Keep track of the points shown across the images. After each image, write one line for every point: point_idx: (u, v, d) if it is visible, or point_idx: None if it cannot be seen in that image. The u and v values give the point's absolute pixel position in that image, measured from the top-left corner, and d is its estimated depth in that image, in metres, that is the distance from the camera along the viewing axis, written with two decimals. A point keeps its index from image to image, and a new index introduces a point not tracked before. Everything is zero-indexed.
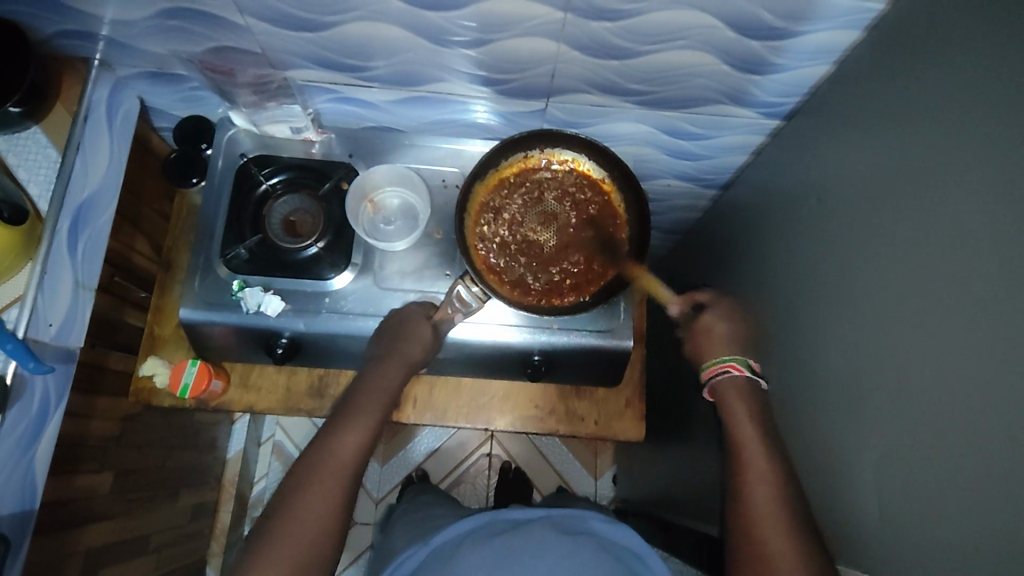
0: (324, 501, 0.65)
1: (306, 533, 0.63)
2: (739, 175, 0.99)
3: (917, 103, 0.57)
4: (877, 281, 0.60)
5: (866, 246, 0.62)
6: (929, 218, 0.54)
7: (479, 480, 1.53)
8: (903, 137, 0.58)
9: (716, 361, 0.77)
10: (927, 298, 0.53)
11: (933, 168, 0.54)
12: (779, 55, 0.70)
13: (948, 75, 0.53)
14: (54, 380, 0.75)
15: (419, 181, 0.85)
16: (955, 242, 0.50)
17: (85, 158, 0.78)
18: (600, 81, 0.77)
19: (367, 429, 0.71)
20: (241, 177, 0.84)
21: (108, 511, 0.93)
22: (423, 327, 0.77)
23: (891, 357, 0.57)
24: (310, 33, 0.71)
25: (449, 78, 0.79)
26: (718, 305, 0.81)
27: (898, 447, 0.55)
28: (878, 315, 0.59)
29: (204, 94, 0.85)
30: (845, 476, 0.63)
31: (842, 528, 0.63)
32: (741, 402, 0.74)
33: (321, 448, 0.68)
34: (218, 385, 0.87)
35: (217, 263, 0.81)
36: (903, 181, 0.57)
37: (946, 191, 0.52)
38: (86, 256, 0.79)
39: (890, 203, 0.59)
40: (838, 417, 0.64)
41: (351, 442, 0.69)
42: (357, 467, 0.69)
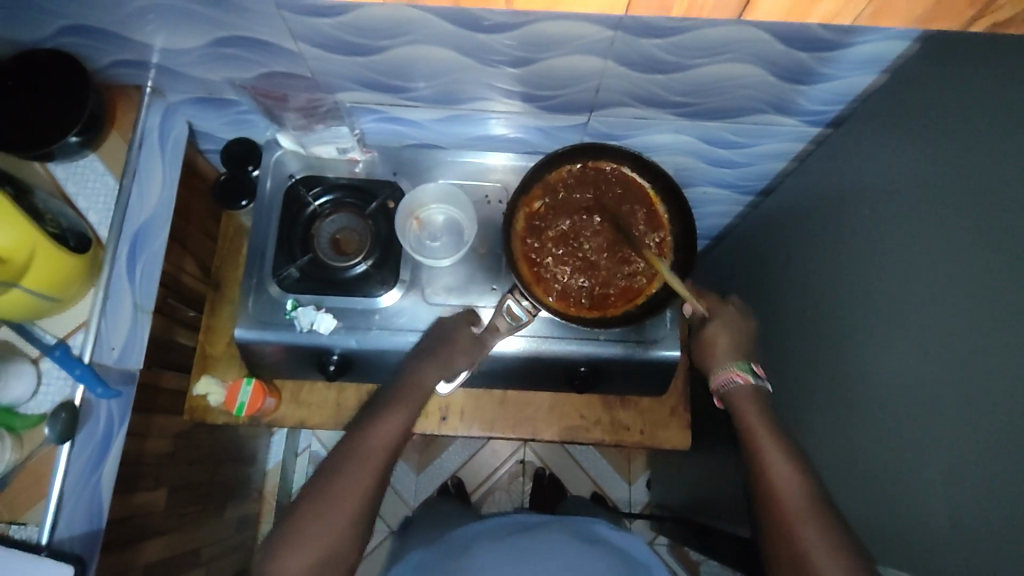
0: (353, 498, 0.67)
1: (333, 530, 0.65)
2: (778, 182, 0.99)
3: (968, 111, 0.57)
4: (925, 290, 0.60)
5: (911, 253, 0.62)
6: (980, 227, 0.54)
7: (513, 487, 1.53)
8: (950, 144, 0.58)
9: (726, 367, 0.75)
10: (980, 307, 0.53)
11: (984, 177, 0.54)
12: (827, 65, 0.70)
13: (1002, 85, 0.53)
14: (118, 404, 0.77)
15: (466, 200, 0.86)
16: (1010, 252, 0.51)
17: (140, 184, 0.79)
18: (644, 95, 0.78)
19: (401, 424, 0.72)
20: (290, 199, 0.86)
21: (163, 527, 0.95)
22: (465, 333, 0.79)
23: (942, 366, 0.57)
24: (361, 58, 0.72)
25: (493, 96, 0.80)
26: (722, 315, 0.77)
27: (954, 455, 0.55)
28: (928, 322, 0.59)
29: (252, 117, 0.87)
30: (895, 483, 0.63)
31: (895, 536, 0.63)
32: (762, 427, 0.70)
33: (355, 437, 0.70)
34: (271, 403, 0.89)
35: (269, 283, 0.83)
36: (951, 189, 0.57)
37: (998, 200, 0.52)
38: (144, 281, 0.81)
39: (937, 211, 0.59)
40: (887, 424, 0.64)
41: (385, 435, 0.71)
42: (388, 460, 0.70)
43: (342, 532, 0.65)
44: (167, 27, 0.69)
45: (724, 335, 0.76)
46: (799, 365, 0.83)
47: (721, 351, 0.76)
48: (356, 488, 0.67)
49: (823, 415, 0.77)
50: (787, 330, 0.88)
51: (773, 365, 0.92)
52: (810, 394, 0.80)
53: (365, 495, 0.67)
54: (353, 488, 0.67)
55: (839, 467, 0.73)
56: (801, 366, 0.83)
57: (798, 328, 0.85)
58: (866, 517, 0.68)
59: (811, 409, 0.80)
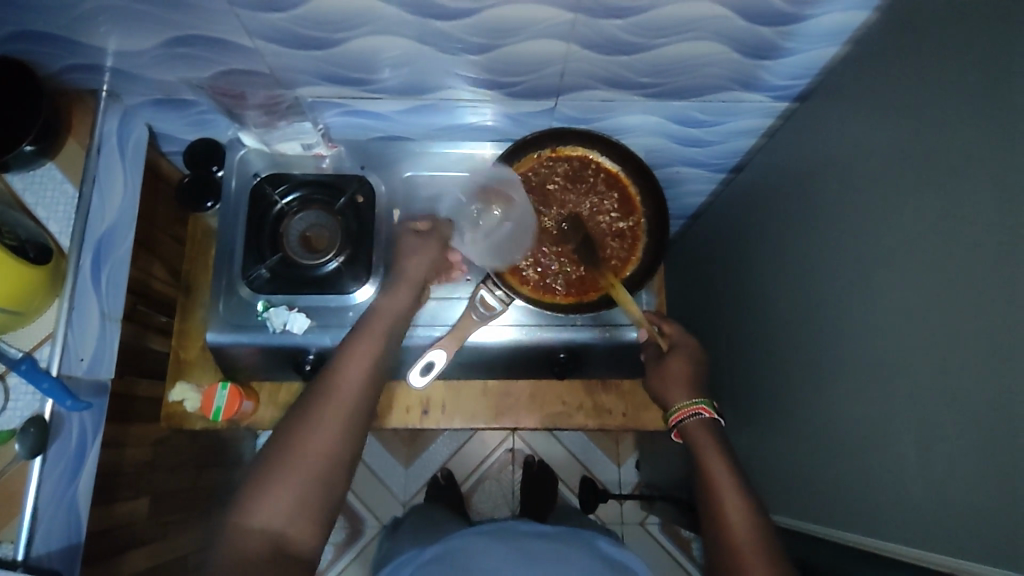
0: (330, 439, 0.61)
1: (301, 484, 0.58)
2: (749, 158, 0.99)
3: (923, 79, 0.57)
4: (886, 259, 0.60)
5: (875, 225, 0.62)
6: (933, 194, 0.54)
7: (503, 476, 1.54)
8: (910, 116, 0.58)
9: (681, 403, 0.78)
10: (936, 273, 0.53)
11: (936, 144, 0.54)
12: (789, 39, 0.70)
13: (950, 56, 0.53)
14: (90, 416, 0.76)
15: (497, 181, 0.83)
16: (962, 219, 0.51)
17: (100, 190, 0.77)
18: (610, 77, 0.77)
19: (371, 356, 0.67)
20: (256, 199, 0.84)
21: (145, 536, 0.94)
22: (431, 244, 0.78)
23: (905, 334, 0.57)
24: (319, 51, 0.70)
25: (458, 85, 0.79)
26: (682, 348, 0.81)
27: (917, 420, 0.56)
28: (894, 294, 0.59)
29: (214, 117, 0.85)
30: (866, 452, 0.63)
31: (868, 503, 0.64)
32: (716, 455, 0.72)
33: (327, 377, 0.65)
34: (249, 406, 0.88)
35: (239, 285, 0.82)
36: (906, 158, 0.58)
37: (949, 166, 0.52)
38: (110, 288, 0.80)
39: (895, 182, 0.59)
40: (859, 397, 0.64)
41: (355, 374, 0.65)
42: (361, 402, 0.65)
43: (311, 492, 0.58)
44: (115, 27, 0.67)
45: (677, 366, 0.80)
46: (775, 340, 0.84)
47: (676, 382, 0.80)
48: (328, 433, 0.61)
49: (797, 388, 0.78)
50: (762, 307, 0.88)
51: (750, 341, 0.92)
52: (787, 370, 0.80)
53: (342, 429, 0.62)
54: (316, 443, 0.60)
55: (816, 440, 0.73)
56: (776, 341, 0.83)
57: (772, 304, 0.85)
58: (843, 487, 0.68)
59: (786, 382, 0.80)
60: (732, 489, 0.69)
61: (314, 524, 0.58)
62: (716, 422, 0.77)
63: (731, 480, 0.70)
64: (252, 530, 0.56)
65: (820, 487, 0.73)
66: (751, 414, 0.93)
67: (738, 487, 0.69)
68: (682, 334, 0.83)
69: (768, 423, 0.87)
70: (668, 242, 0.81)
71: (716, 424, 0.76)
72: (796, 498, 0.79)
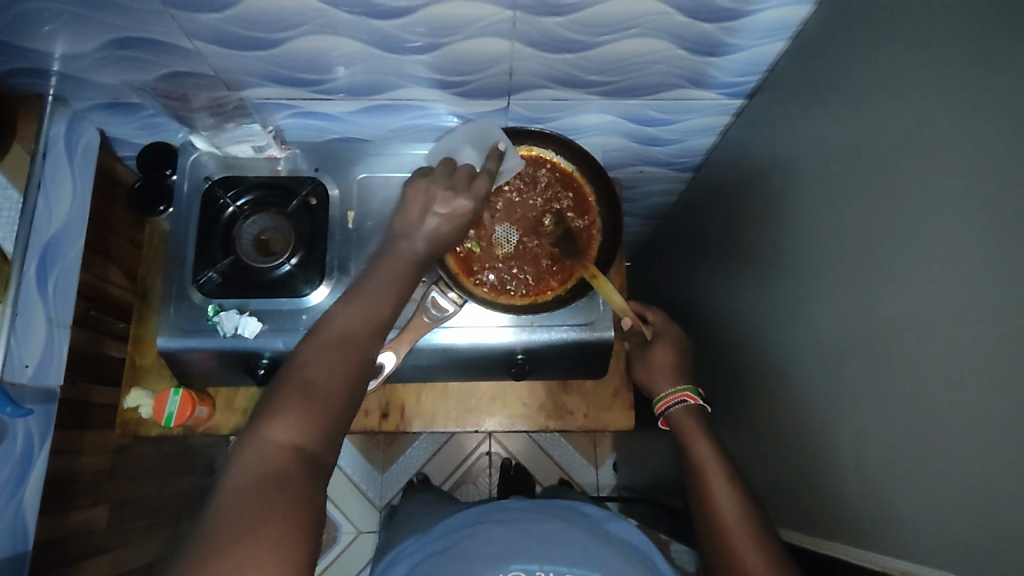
0: (338, 367, 0.58)
1: (316, 410, 0.55)
2: (708, 157, 0.99)
3: (876, 72, 0.57)
4: (857, 253, 0.60)
5: (842, 220, 0.62)
6: (896, 192, 0.54)
7: (480, 479, 1.53)
8: (868, 107, 0.58)
9: (667, 391, 0.79)
10: (903, 271, 0.53)
11: (897, 143, 0.54)
12: (734, 35, 0.70)
13: (908, 46, 0.53)
14: (36, 423, 0.75)
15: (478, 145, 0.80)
16: (925, 216, 0.51)
17: (47, 196, 0.77)
18: (559, 75, 0.76)
19: (382, 300, 0.64)
20: (207, 202, 0.83)
21: (105, 545, 0.92)
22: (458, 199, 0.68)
23: (875, 334, 0.57)
24: (262, 52, 0.70)
25: (408, 85, 0.79)
26: (665, 333, 0.84)
27: (893, 418, 0.55)
28: (865, 290, 0.58)
29: (164, 120, 0.84)
30: (836, 453, 0.63)
31: (842, 504, 0.63)
32: (698, 437, 0.74)
33: (328, 319, 0.62)
34: (204, 411, 0.87)
35: (190, 290, 0.81)
36: (869, 155, 0.58)
37: (910, 164, 0.52)
38: (58, 294, 0.79)
39: (860, 182, 0.59)
40: (834, 392, 0.63)
41: (356, 314, 0.62)
42: (368, 338, 0.62)
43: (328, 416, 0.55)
44: (55, 28, 0.66)
45: (662, 354, 0.82)
46: (749, 340, 0.84)
47: (661, 371, 0.82)
48: (333, 368, 0.58)
49: (769, 388, 0.77)
50: (735, 306, 0.88)
51: (726, 340, 0.92)
52: (758, 369, 0.81)
53: (352, 362, 0.60)
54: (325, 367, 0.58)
55: (786, 439, 0.73)
56: (750, 341, 0.83)
57: (744, 304, 0.85)
58: (816, 488, 0.68)
59: (759, 383, 0.80)
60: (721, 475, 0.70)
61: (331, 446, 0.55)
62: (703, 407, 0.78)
63: (714, 465, 0.71)
64: (272, 446, 0.52)
65: (792, 486, 0.73)
66: (726, 414, 0.92)
67: (723, 474, 0.70)
68: (664, 321, 0.86)
69: (741, 423, 0.86)
70: (622, 241, 0.80)
71: (700, 409, 0.78)
72: (768, 501, 0.79)
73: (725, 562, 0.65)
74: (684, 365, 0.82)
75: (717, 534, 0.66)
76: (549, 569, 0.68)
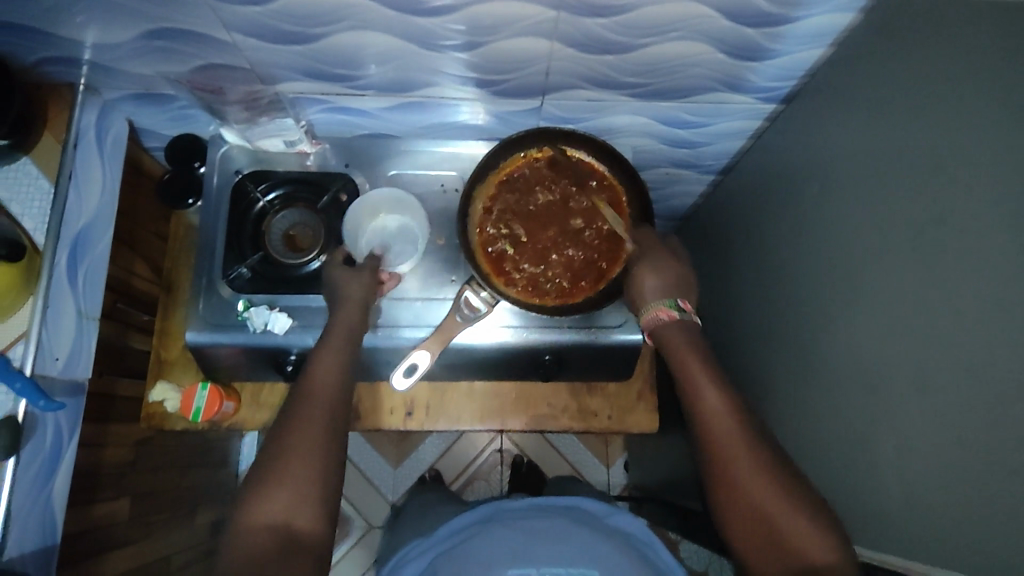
0: (311, 426, 0.63)
1: (296, 482, 0.60)
2: (737, 160, 0.98)
3: (926, 82, 0.56)
4: (894, 263, 0.59)
5: (880, 229, 0.61)
6: (942, 203, 0.54)
7: (492, 476, 1.53)
8: (914, 118, 0.57)
9: (654, 304, 0.75)
10: (946, 283, 0.53)
11: (946, 154, 0.54)
12: (775, 40, 0.70)
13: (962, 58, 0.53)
14: (66, 416, 0.75)
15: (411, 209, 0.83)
16: (973, 229, 0.51)
17: (77, 186, 0.76)
18: (595, 76, 0.76)
19: (339, 353, 0.70)
20: (238, 196, 0.83)
21: (129, 537, 0.92)
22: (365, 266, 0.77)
23: (910, 345, 0.57)
24: (300, 47, 0.69)
25: (441, 82, 0.78)
26: (648, 257, 0.77)
27: (927, 429, 0.55)
28: (903, 300, 0.58)
29: (195, 112, 0.83)
30: (866, 461, 0.63)
31: (870, 512, 0.63)
32: (683, 348, 0.71)
33: (302, 377, 0.68)
34: (231, 406, 0.87)
35: (219, 284, 0.80)
36: (914, 165, 0.57)
37: (964, 176, 0.52)
38: (87, 286, 0.78)
39: (902, 191, 0.59)
40: (863, 400, 0.63)
41: (326, 364, 0.69)
42: (339, 391, 0.68)
43: (311, 479, 0.60)
44: (91, 18, 0.65)
45: (648, 280, 0.76)
46: (773, 345, 0.84)
47: (645, 293, 0.76)
48: (312, 439, 0.63)
49: (795, 394, 0.77)
50: (757, 310, 0.88)
51: (749, 345, 0.92)
52: (782, 375, 0.81)
53: (324, 422, 0.64)
54: (300, 435, 0.62)
55: (807, 445, 0.74)
56: (773, 346, 0.83)
57: (769, 309, 0.85)
58: (842, 496, 0.68)
59: (783, 388, 0.80)
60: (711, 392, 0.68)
61: (316, 512, 0.60)
62: (692, 319, 0.75)
63: (704, 376, 0.69)
64: (259, 524, 0.57)
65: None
66: None
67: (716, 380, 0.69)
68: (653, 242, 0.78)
69: None
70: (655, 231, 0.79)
71: (687, 321, 0.74)
72: None
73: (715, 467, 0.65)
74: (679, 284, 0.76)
75: (707, 442, 0.66)
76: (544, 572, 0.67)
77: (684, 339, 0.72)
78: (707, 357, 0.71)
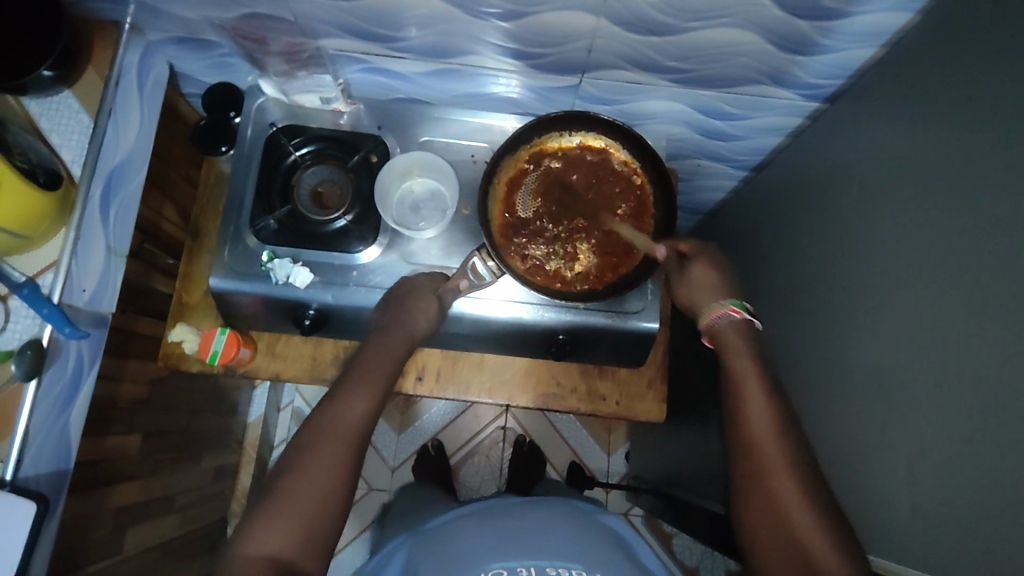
0: (323, 468, 0.64)
1: (289, 513, 0.62)
2: (771, 157, 0.97)
3: (980, 91, 0.55)
4: (929, 273, 0.58)
5: (916, 237, 0.60)
6: (984, 214, 0.53)
7: (493, 452, 1.55)
8: (965, 126, 0.56)
9: (714, 304, 0.73)
10: (981, 290, 0.52)
11: (993, 162, 0.52)
12: (827, 35, 0.68)
13: (1017, 68, 0.51)
14: (88, 346, 0.77)
15: (432, 159, 0.83)
16: (1014, 240, 0.49)
17: (116, 123, 0.77)
18: (638, 58, 0.75)
19: (375, 397, 0.71)
20: (270, 147, 0.83)
21: (137, 472, 0.95)
22: (427, 302, 0.77)
23: (936, 354, 0.56)
24: (345, 2, 0.69)
25: (482, 51, 0.77)
26: (702, 255, 0.76)
27: (942, 442, 0.55)
28: (933, 310, 0.57)
29: (234, 61, 0.84)
30: (878, 467, 0.63)
31: (873, 521, 0.63)
32: (742, 354, 0.70)
33: (331, 413, 0.68)
34: (246, 353, 0.88)
35: (246, 233, 0.81)
36: (956, 169, 0.56)
37: (1009, 182, 0.50)
38: (118, 224, 0.80)
39: (941, 196, 0.58)
40: (880, 407, 0.63)
41: (359, 410, 0.69)
42: (362, 441, 0.68)
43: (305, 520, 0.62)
44: None
45: (699, 271, 0.75)
46: (790, 345, 0.83)
47: (700, 288, 0.75)
48: (322, 472, 0.64)
49: (809, 396, 0.77)
50: (778, 310, 0.87)
51: (763, 343, 0.91)
52: (795, 375, 0.80)
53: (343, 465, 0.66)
54: (313, 473, 0.64)
55: (818, 448, 0.73)
56: (791, 346, 0.82)
57: (789, 309, 0.84)
58: (847, 500, 0.68)
59: (797, 388, 0.80)
60: (761, 401, 0.67)
61: (313, 553, 0.61)
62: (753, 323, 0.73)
63: (755, 380, 0.68)
64: (243, 544, 0.60)
65: None
66: None
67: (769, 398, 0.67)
68: (698, 246, 0.77)
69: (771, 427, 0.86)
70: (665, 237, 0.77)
71: (750, 324, 0.72)
72: None
73: (754, 487, 0.64)
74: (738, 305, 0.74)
75: (749, 457, 0.66)
76: (530, 564, 0.64)
77: (744, 343, 0.71)
78: (762, 362, 0.70)
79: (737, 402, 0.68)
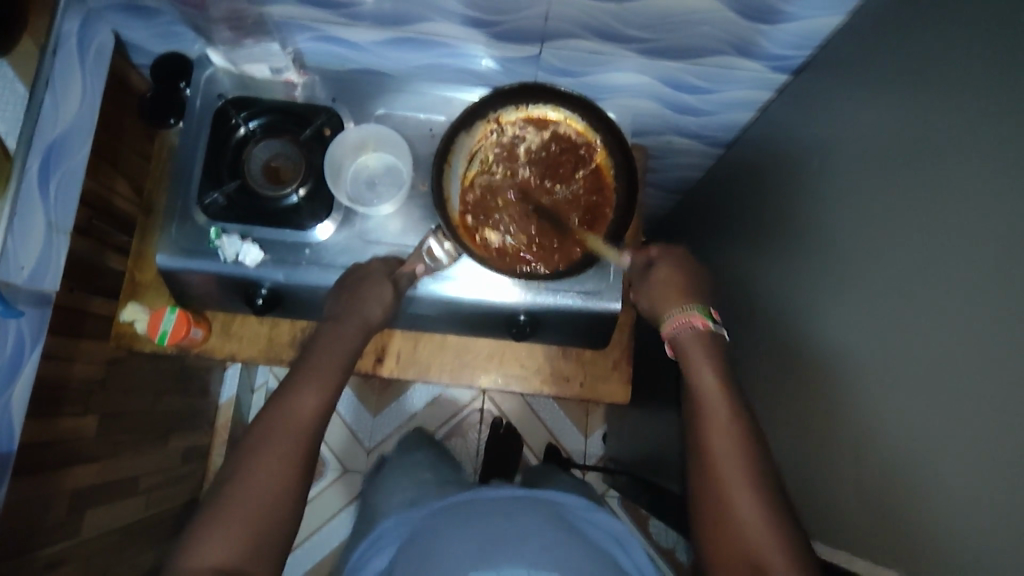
0: (274, 459, 0.63)
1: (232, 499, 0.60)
2: (743, 134, 0.94)
3: (948, 60, 0.52)
4: (889, 251, 0.56)
5: (878, 215, 0.58)
6: (945, 188, 0.50)
7: (469, 434, 1.54)
8: (931, 96, 0.53)
9: (679, 312, 0.71)
10: (936, 270, 0.50)
11: (957, 135, 0.50)
12: (790, 2, 0.65)
13: (981, 35, 0.49)
14: (29, 323, 0.75)
15: (375, 128, 0.80)
16: (973, 217, 0.47)
17: (54, 94, 0.75)
18: (599, 26, 0.72)
19: (328, 389, 0.69)
20: (219, 120, 0.80)
21: (94, 454, 0.93)
22: (382, 287, 0.74)
23: (892, 335, 0.54)
24: None
25: (436, 19, 0.74)
26: (670, 255, 0.75)
27: (893, 427, 0.53)
28: (891, 290, 0.55)
29: (181, 29, 0.81)
30: (835, 453, 0.61)
31: (830, 508, 0.61)
32: (705, 368, 0.68)
33: (284, 403, 0.66)
34: (200, 333, 0.86)
35: (194, 210, 0.78)
36: (923, 142, 0.53)
37: (973, 156, 0.48)
38: (59, 197, 0.78)
39: (907, 170, 0.55)
40: (835, 392, 0.61)
41: (311, 402, 0.67)
42: (315, 430, 0.67)
43: (248, 506, 0.61)
44: None
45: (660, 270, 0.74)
46: (755, 327, 0.81)
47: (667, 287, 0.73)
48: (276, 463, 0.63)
49: (773, 380, 0.74)
50: (745, 291, 0.85)
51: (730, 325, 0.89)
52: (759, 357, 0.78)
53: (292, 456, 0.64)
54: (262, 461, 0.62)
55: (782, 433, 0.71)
56: (756, 328, 0.80)
57: (755, 289, 0.82)
58: (807, 485, 0.66)
59: (761, 371, 0.78)
60: (728, 434, 0.64)
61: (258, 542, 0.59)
62: (719, 330, 0.71)
63: (718, 400, 0.66)
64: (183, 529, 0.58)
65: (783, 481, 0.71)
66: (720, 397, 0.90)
67: (737, 428, 0.65)
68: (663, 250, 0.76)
69: None
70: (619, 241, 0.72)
71: (714, 333, 0.70)
72: None
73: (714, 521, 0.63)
74: (695, 285, 0.73)
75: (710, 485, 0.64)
76: (506, 574, 0.58)
77: (705, 353, 0.69)
78: (724, 376, 0.68)
79: (699, 429, 0.66)
